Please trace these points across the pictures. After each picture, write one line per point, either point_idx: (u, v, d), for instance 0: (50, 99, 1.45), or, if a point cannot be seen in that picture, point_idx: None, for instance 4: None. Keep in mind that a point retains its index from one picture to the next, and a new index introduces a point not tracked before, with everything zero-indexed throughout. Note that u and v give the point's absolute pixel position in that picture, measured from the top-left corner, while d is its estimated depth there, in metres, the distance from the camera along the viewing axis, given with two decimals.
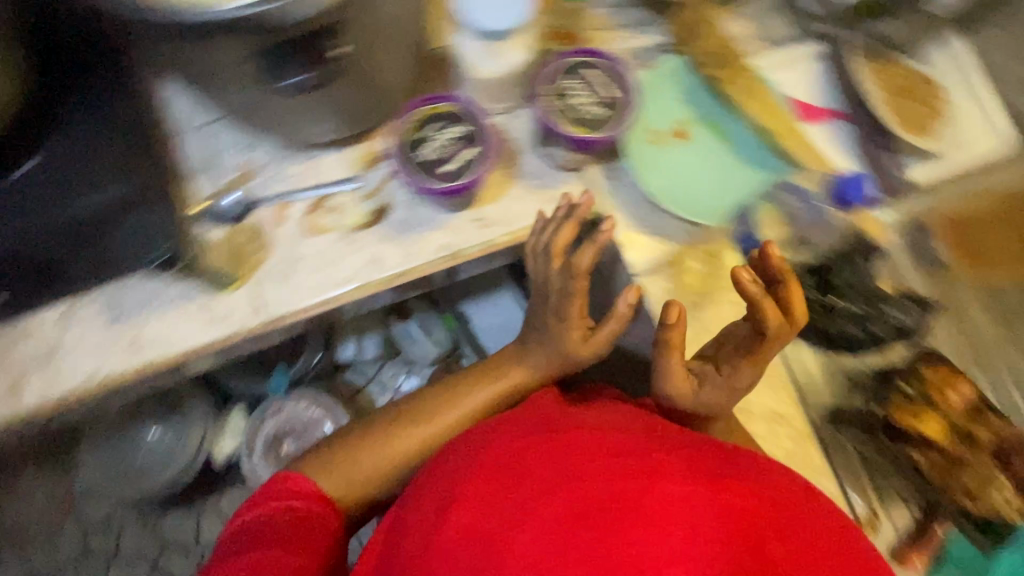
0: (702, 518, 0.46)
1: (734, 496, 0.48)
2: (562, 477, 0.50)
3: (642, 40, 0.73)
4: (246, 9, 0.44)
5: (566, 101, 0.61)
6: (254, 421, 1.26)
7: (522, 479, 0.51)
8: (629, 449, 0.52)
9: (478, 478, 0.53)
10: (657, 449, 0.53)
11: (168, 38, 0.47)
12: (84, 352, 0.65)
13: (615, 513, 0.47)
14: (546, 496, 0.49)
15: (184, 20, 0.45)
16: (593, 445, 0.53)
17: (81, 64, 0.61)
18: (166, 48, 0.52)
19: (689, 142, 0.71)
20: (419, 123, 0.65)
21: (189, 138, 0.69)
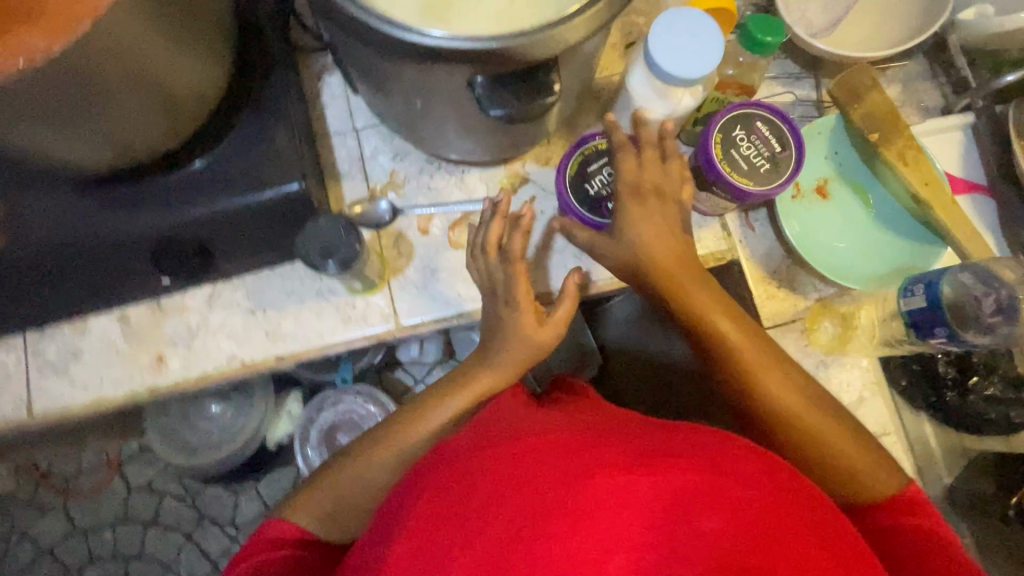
0: (699, 520, 0.39)
1: (737, 490, 0.41)
2: (540, 465, 0.42)
3: (795, 92, 0.73)
4: (469, 46, 0.44)
5: (730, 150, 0.60)
6: (313, 408, 1.25)
7: (490, 472, 0.42)
8: (618, 439, 0.45)
9: (451, 472, 0.44)
10: (648, 438, 0.46)
11: (382, 60, 0.48)
12: (224, 338, 0.66)
13: (600, 509, 0.39)
14: (518, 489, 0.41)
15: (406, 48, 0.45)
16: (576, 435, 0.45)
17: (263, 65, 0.62)
18: (361, 63, 0.53)
19: (829, 200, 0.71)
20: (588, 156, 0.66)
21: (341, 139, 0.71)
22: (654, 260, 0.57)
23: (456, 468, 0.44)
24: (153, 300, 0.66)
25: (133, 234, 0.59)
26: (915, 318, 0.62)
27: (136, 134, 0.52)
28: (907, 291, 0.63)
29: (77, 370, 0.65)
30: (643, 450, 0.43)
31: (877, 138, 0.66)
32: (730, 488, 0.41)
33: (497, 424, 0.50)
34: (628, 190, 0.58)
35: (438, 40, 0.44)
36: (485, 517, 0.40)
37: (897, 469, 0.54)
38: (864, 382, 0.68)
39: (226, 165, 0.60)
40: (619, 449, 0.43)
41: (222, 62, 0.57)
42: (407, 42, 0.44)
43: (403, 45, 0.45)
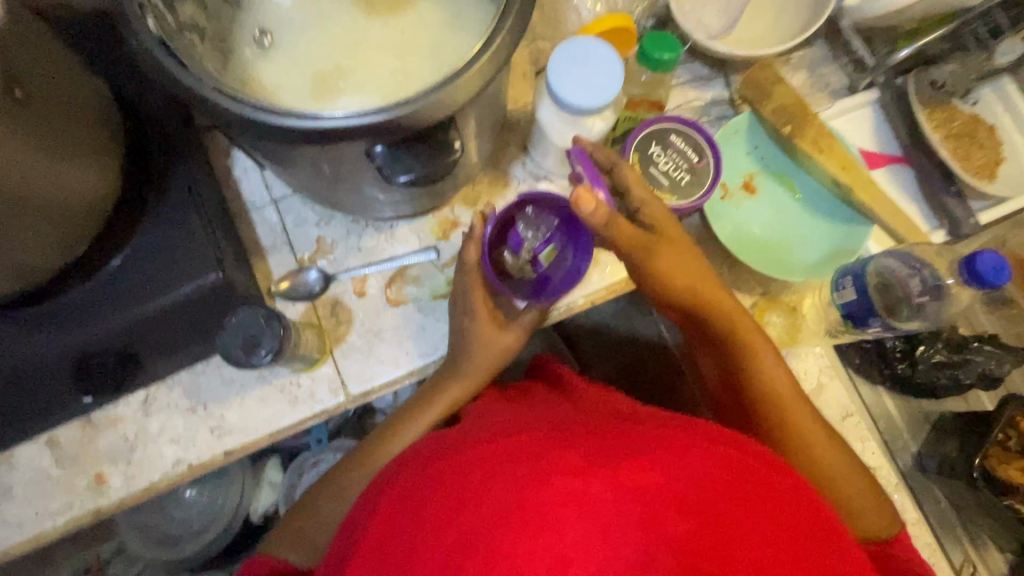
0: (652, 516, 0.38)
1: (689, 479, 0.40)
2: (490, 474, 0.41)
3: (707, 95, 0.74)
4: (356, 121, 0.43)
5: (649, 168, 0.61)
6: (293, 473, 1.19)
7: (441, 485, 0.41)
8: (574, 439, 0.44)
9: (399, 495, 0.43)
10: (605, 435, 0.45)
11: (270, 144, 0.46)
12: (166, 442, 0.63)
13: (551, 512, 0.37)
14: (469, 500, 0.39)
15: (288, 131, 0.43)
16: (533, 439, 0.44)
17: (161, 156, 0.59)
18: (251, 142, 0.51)
19: (757, 194, 0.72)
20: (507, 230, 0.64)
21: (261, 212, 0.69)
22: (691, 284, 0.57)
23: (410, 486, 0.43)
24: (83, 417, 0.62)
25: (45, 357, 0.55)
26: (850, 308, 0.63)
27: (30, 254, 0.49)
28: (837, 282, 0.65)
29: (11, 506, 0.60)
30: (597, 448, 0.42)
31: (789, 130, 0.67)
32: (684, 480, 0.40)
33: (455, 438, 0.48)
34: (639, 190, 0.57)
35: (324, 120, 0.43)
36: (434, 532, 0.39)
37: (884, 502, 0.58)
38: (821, 368, 0.69)
39: (136, 267, 0.57)
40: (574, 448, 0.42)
41: (110, 163, 0.54)
42: (289, 126, 0.43)
43: (285, 129, 0.43)
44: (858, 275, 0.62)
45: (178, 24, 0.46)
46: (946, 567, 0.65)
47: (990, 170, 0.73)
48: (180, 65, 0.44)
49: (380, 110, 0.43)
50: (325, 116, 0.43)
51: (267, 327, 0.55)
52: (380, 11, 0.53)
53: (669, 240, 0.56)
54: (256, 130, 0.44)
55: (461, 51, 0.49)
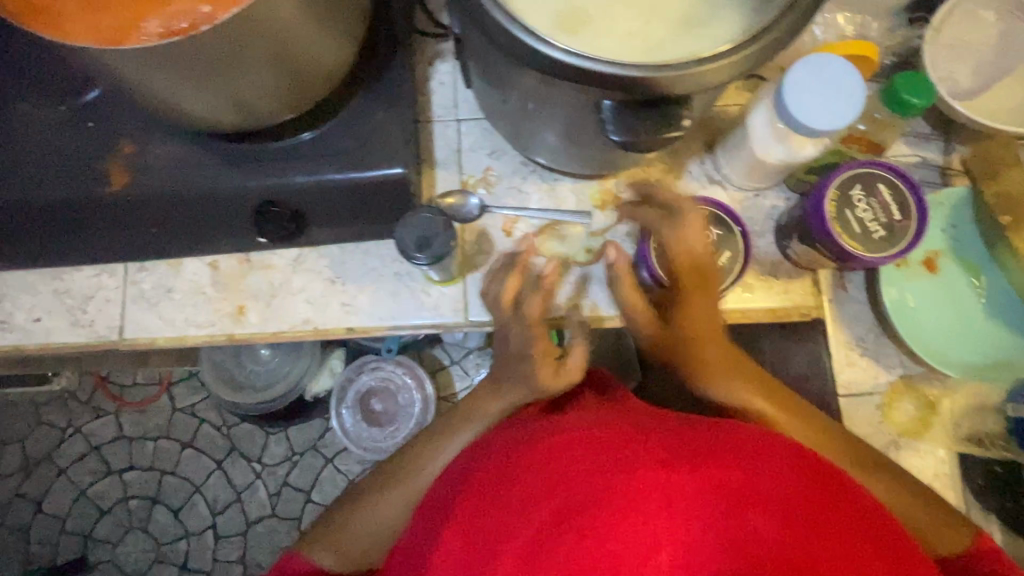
0: (729, 506, 0.41)
1: (768, 478, 0.43)
2: (575, 459, 0.44)
3: (920, 154, 0.68)
4: (607, 70, 0.44)
5: (844, 208, 0.57)
6: (354, 368, 1.29)
7: (528, 471, 0.44)
8: (648, 435, 0.46)
9: (488, 478, 0.46)
10: (679, 432, 0.47)
11: (511, 66, 0.48)
12: (301, 301, 0.69)
13: (641, 500, 0.40)
14: (560, 480, 0.43)
15: (540, 59, 0.45)
16: (610, 432, 0.47)
17: (387, 49, 0.63)
18: (485, 60, 0.53)
19: (937, 276, 0.66)
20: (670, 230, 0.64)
21: (443, 127, 0.72)
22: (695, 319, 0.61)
23: (502, 462, 0.47)
24: (243, 252, 0.69)
25: (241, 190, 0.62)
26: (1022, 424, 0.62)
27: (265, 98, 0.55)
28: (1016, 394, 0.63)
29: (166, 304, 0.69)
30: (671, 445, 0.45)
31: (1008, 221, 0.61)
32: (760, 479, 0.42)
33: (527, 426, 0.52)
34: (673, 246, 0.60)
35: (577, 59, 0.44)
36: (525, 509, 0.42)
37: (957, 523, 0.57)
38: (936, 473, 0.64)
39: (337, 139, 0.61)
40: (651, 442, 0.45)
41: (352, 38, 0.57)
42: (543, 53, 0.44)
43: (539, 56, 0.44)
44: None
45: None
46: None
47: None
48: None
49: (633, 68, 0.44)
50: (578, 53, 0.44)
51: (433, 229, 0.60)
52: None
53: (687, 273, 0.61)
54: (512, 48, 0.45)
55: (720, 33, 0.48)
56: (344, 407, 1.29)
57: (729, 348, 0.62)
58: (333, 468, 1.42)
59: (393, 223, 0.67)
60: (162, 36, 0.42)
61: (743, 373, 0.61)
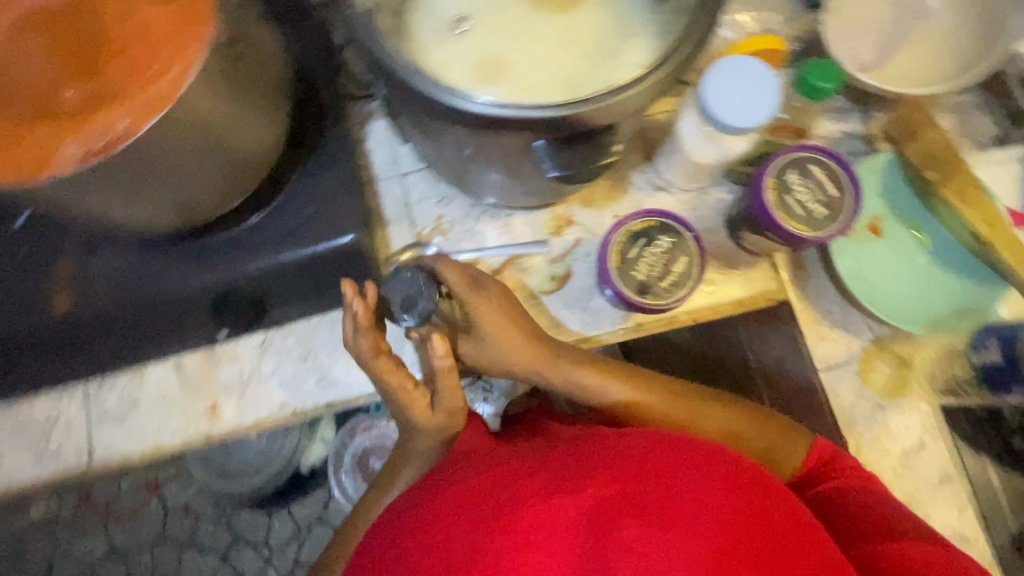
0: (604, 525, 0.41)
1: (653, 487, 0.42)
2: (458, 513, 0.45)
3: (843, 129, 0.72)
4: (531, 114, 0.45)
5: (784, 194, 0.59)
6: (345, 433, 1.25)
7: (426, 529, 0.45)
8: (541, 464, 0.47)
9: (392, 543, 0.46)
10: (563, 456, 0.48)
11: (439, 123, 0.49)
12: (276, 385, 0.67)
13: (529, 539, 0.41)
14: (445, 540, 0.43)
15: (464, 114, 0.45)
16: (495, 475, 0.47)
17: (317, 122, 0.63)
18: (414, 120, 0.54)
19: (885, 239, 0.69)
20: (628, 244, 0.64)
21: (387, 184, 0.72)
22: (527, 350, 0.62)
23: (403, 520, 0.47)
24: (207, 348, 0.67)
25: (193, 289, 0.60)
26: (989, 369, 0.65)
27: (202, 193, 0.54)
28: (980, 340, 0.65)
29: (135, 417, 0.66)
30: (550, 475, 0.45)
31: (936, 177, 0.64)
32: (635, 487, 0.42)
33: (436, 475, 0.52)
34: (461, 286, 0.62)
35: (498, 107, 0.45)
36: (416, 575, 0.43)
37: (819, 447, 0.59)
38: (924, 427, 0.66)
39: (282, 219, 0.61)
40: (533, 477, 0.45)
41: (280, 120, 0.57)
42: (465, 108, 0.45)
43: (462, 111, 0.45)
44: (1006, 339, 0.63)
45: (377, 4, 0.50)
46: None
47: None
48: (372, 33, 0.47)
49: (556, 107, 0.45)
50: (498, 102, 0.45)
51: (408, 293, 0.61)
52: (550, 9, 0.55)
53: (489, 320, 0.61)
54: (439, 109, 0.46)
55: (636, 59, 0.50)
56: (343, 473, 1.25)
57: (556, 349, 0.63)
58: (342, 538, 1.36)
59: (355, 289, 0.67)
60: (82, 159, 0.41)
61: (627, 378, 0.62)
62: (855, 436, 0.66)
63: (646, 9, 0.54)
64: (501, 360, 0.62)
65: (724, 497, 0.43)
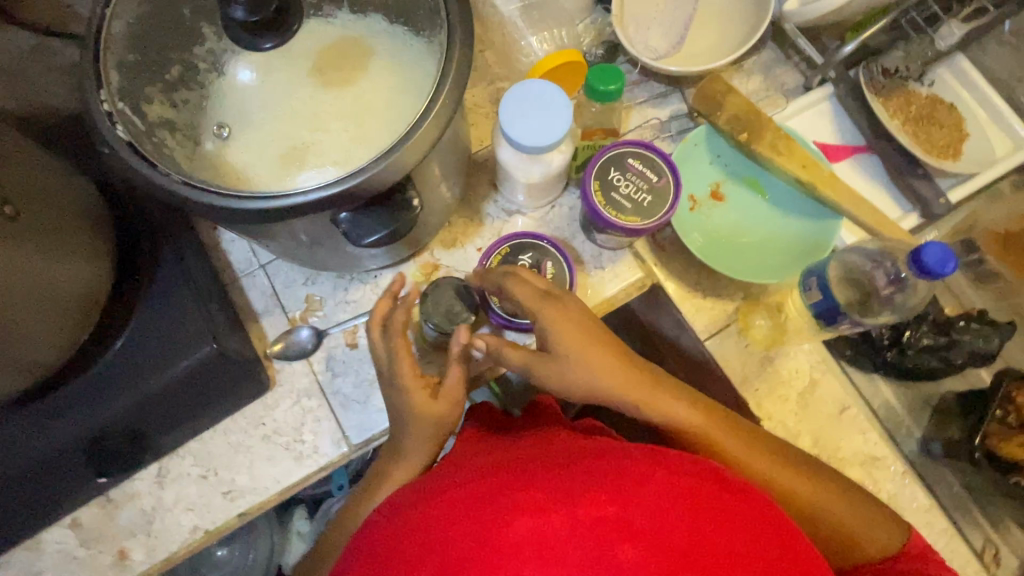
0: (599, 542, 0.40)
1: (645, 511, 0.41)
2: (454, 519, 0.42)
3: (664, 112, 0.76)
4: (314, 196, 0.46)
5: (610, 193, 0.62)
6: (318, 521, 1.19)
7: (411, 543, 0.42)
8: (535, 474, 0.45)
9: (371, 554, 0.44)
10: (563, 466, 0.46)
11: (241, 226, 0.50)
12: (182, 511, 0.65)
13: (519, 555, 0.39)
14: (436, 542, 0.41)
15: (254, 213, 0.47)
16: (491, 480, 0.45)
17: (150, 243, 0.63)
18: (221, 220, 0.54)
19: (726, 202, 0.73)
20: None
21: (251, 278, 0.72)
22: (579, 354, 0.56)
23: (386, 529, 0.45)
24: (100, 496, 0.65)
25: (60, 444, 0.58)
26: (820, 308, 0.63)
27: (30, 351, 0.52)
28: (804, 283, 0.65)
29: None
30: (555, 484, 0.43)
31: (747, 137, 0.68)
32: (637, 511, 0.41)
33: (421, 483, 0.50)
34: (539, 297, 0.58)
35: (281, 199, 0.47)
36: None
37: (893, 519, 0.56)
38: (811, 365, 0.69)
39: (135, 349, 0.60)
40: (534, 485, 0.43)
41: (99, 255, 0.57)
42: (252, 209, 0.46)
43: (251, 212, 0.47)
44: (820, 274, 0.63)
45: (149, 126, 0.52)
46: (968, 551, 0.65)
47: (953, 149, 0.74)
48: (151, 164, 0.50)
49: (335, 183, 0.46)
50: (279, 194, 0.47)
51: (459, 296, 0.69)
52: (335, 83, 0.56)
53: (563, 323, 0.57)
54: (231, 213, 0.47)
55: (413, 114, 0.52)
56: None
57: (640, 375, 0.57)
58: None
59: (237, 393, 0.66)
60: None
61: (681, 397, 0.58)
62: (752, 391, 0.69)
63: (423, 59, 0.56)
64: (590, 386, 0.56)
65: (722, 521, 0.43)
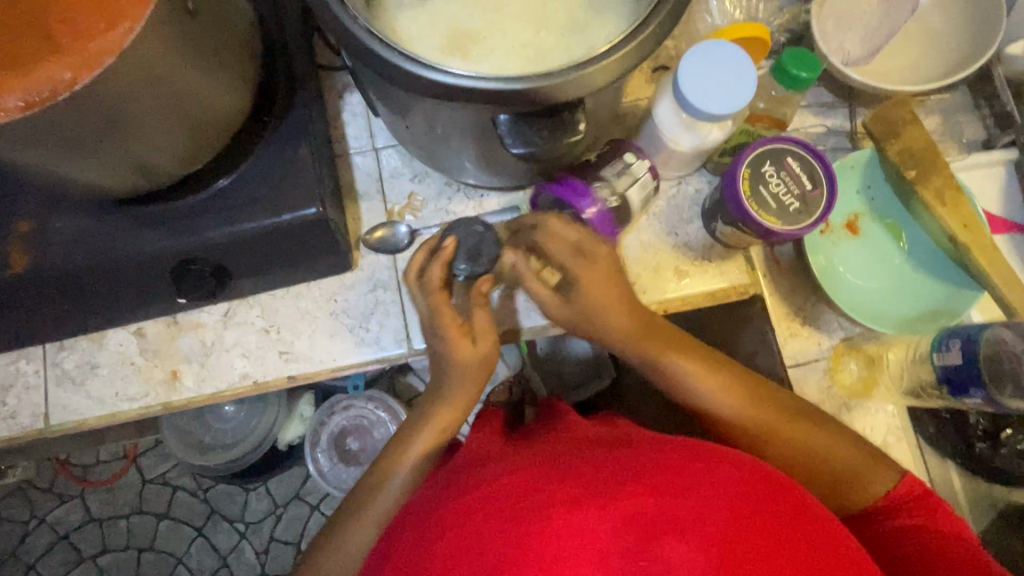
0: (643, 538, 0.38)
1: (682, 500, 0.40)
2: (488, 512, 0.41)
3: (827, 123, 0.71)
4: (489, 85, 0.44)
5: (757, 185, 0.58)
6: (324, 411, 1.20)
7: (448, 536, 0.41)
8: (565, 468, 0.44)
9: (413, 545, 0.44)
10: (601, 462, 0.45)
11: (397, 92, 0.47)
12: (238, 356, 0.66)
13: (558, 551, 0.38)
14: (471, 542, 0.40)
15: (422, 85, 0.44)
16: (528, 475, 0.44)
17: (286, 88, 0.62)
18: (373, 83, 0.51)
19: (860, 236, 0.68)
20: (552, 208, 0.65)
21: (361, 157, 0.71)
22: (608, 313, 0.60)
23: (425, 523, 0.44)
24: (169, 315, 0.66)
25: (151, 253, 0.59)
26: (950, 373, 0.60)
27: (160, 153, 0.52)
28: (942, 341, 0.61)
29: (94, 382, 0.66)
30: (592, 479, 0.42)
31: (914, 176, 0.63)
32: (679, 504, 0.40)
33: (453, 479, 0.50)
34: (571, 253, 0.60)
35: (452, 77, 0.44)
36: None
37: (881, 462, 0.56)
38: (889, 428, 0.65)
39: (245, 187, 0.60)
40: (568, 482, 0.42)
41: (241, 81, 0.56)
42: (423, 80, 0.44)
43: (421, 83, 0.44)
44: (969, 340, 0.59)
45: None
46: None
47: None
48: None
49: (512, 80, 0.44)
50: (452, 73, 0.44)
51: (489, 242, 0.62)
52: None
53: (595, 279, 0.60)
54: (398, 75, 0.45)
55: (605, 36, 0.49)
56: (319, 451, 1.20)
57: (646, 327, 0.60)
58: (320, 516, 1.33)
59: (320, 263, 0.66)
60: (26, 109, 0.40)
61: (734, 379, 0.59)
62: None
63: None
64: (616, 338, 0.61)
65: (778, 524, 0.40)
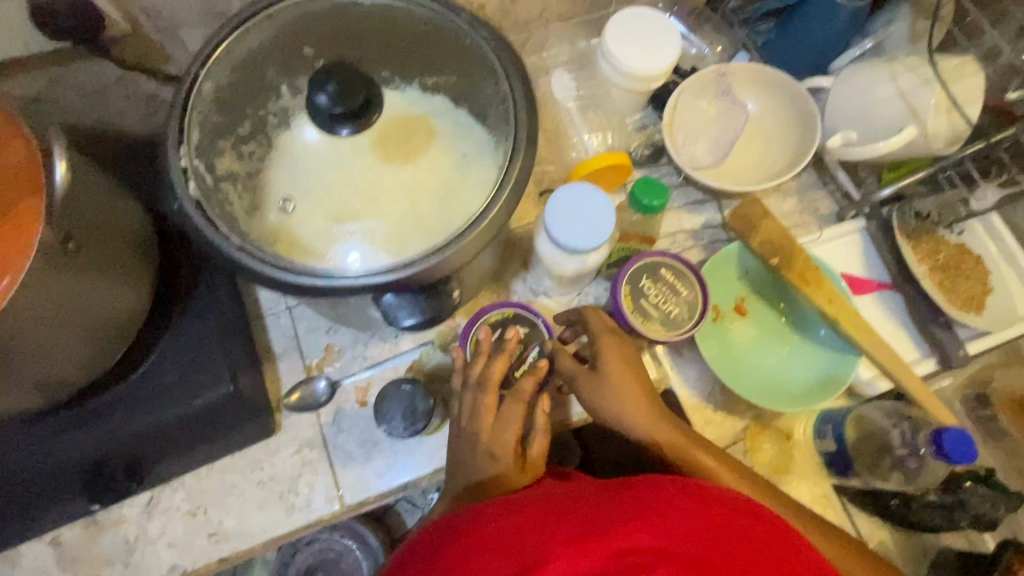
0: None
1: (685, 538, 0.41)
2: (495, 547, 0.41)
3: (699, 220, 0.79)
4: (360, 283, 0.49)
5: (638, 298, 0.64)
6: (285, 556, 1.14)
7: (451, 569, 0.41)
8: (573, 504, 0.44)
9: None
10: (611, 495, 0.45)
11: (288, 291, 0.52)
12: (164, 547, 0.64)
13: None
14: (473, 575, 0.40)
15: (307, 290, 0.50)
16: (540, 509, 0.44)
17: (190, 278, 0.65)
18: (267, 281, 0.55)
19: (748, 317, 0.74)
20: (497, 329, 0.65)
21: (274, 318, 0.73)
22: (644, 398, 0.58)
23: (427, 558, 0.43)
24: (87, 518, 0.64)
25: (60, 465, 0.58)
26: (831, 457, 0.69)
27: (70, 366, 0.54)
28: (819, 428, 0.71)
29: None
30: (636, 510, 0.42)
31: (777, 263, 0.70)
32: (680, 542, 0.40)
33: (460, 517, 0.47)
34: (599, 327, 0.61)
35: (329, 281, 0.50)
36: None
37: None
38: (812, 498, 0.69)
39: (154, 381, 0.61)
40: (573, 517, 0.42)
41: (141, 278, 0.58)
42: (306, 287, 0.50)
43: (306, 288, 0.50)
44: (838, 425, 0.68)
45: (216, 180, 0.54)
46: None
47: (975, 302, 0.75)
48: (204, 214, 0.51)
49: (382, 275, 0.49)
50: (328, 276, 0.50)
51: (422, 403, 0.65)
52: (395, 158, 0.58)
53: (623, 367, 0.59)
54: (291, 283, 0.51)
55: (466, 210, 0.56)
56: None
57: (665, 417, 0.58)
58: None
59: (240, 435, 0.66)
60: None
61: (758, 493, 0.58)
62: None
63: (488, 150, 0.59)
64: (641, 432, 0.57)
65: None
